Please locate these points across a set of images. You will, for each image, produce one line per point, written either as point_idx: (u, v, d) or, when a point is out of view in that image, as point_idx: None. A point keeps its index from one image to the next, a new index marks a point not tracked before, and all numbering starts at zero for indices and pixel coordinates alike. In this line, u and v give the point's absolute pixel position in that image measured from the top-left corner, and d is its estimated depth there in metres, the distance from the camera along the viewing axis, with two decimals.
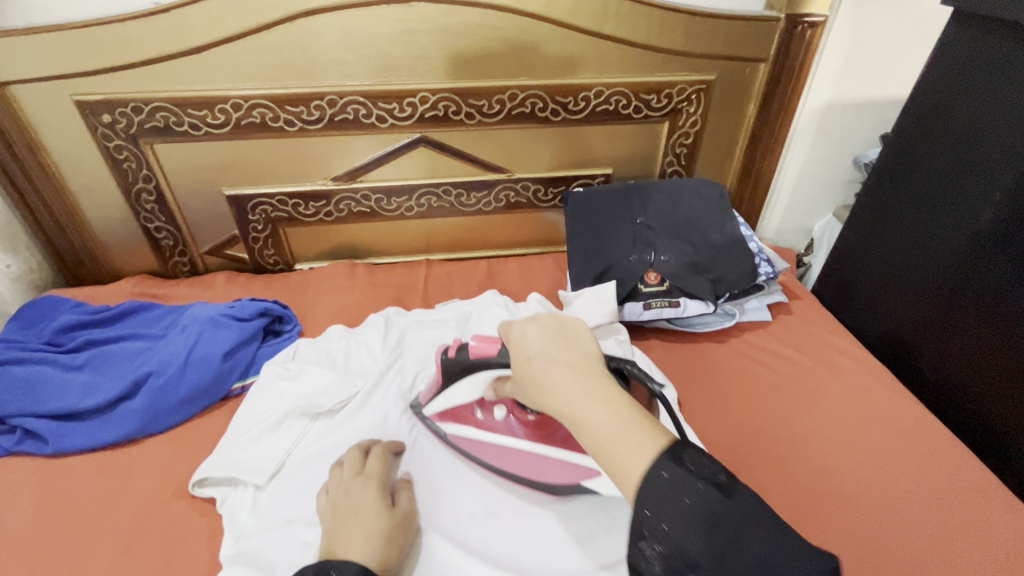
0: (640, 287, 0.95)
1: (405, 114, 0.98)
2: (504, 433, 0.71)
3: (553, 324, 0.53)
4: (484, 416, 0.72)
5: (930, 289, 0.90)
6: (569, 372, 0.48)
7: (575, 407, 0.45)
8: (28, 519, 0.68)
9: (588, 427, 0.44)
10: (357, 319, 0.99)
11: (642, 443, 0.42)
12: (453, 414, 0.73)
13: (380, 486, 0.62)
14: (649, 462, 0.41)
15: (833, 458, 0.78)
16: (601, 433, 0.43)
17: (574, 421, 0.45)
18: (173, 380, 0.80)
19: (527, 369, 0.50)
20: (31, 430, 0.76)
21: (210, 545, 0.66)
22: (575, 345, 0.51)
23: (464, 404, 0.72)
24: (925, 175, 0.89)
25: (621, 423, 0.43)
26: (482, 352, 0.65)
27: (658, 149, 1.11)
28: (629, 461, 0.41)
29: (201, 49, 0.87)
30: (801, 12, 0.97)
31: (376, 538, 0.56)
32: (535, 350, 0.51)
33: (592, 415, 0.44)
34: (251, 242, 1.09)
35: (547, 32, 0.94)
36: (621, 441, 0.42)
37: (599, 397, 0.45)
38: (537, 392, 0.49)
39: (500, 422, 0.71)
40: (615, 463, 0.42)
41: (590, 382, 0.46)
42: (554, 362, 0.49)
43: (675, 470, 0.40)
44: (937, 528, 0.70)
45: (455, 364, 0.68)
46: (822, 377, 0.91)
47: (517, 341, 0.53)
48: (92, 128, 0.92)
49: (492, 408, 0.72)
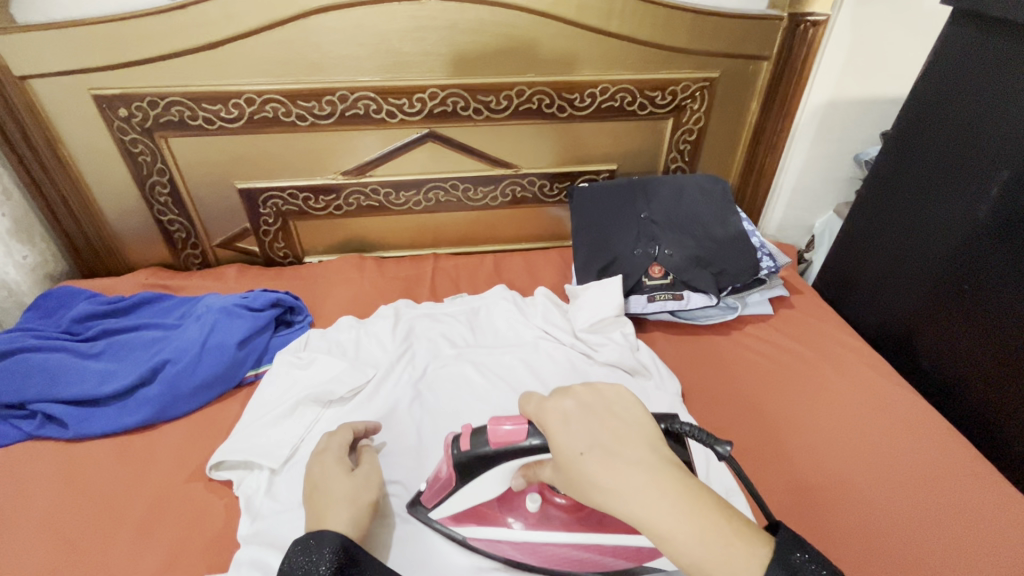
0: (644, 281, 0.97)
1: (414, 109, 1.00)
2: (544, 529, 0.62)
3: (597, 407, 0.51)
4: (517, 518, 0.64)
5: (929, 281, 0.92)
6: (638, 472, 0.44)
7: (656, 515, 0.42)
8: (52, 500, 0.70)
9: (674, 538, 0.42)
10: (367, 310, 1.01)
11: (744, 550, 0.41)
12: (474, 513, 0.64)
13: (339, 457, 0.64)
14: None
15: (832, 447, 0.81)
16: (693, 544, 0.41)
17: (656, 529, 0.42)
18: (190, 368, 0.82)
19: (584, 468, 0.46)
20: (52, 415, 0.78)
21: (229, 526, 0.68)
22: (630, 431, 0.48)
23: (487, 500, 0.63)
24: (924, 170, 0.91)
25: (715, 528, 0.42)
26: (504, 440, 0.56)
27: (663, 145, 1.13)
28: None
29: (216, 45, 0.89)
30: (804, 10, 0.98)
31: (345, 503, 0.58)
32: (589, 444, 0.47)
33: (673, 520, 0.42)
34: (262, 234, 1.11)
35: (554, 29, 0.96)
36: (717, 552, 0.41)
37: (678, 502, 0.42)
38: (604, 499, 0.44)
39: (534, 514, 0.63)
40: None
41: (664, 483, 0.43)
42: (618, 459, 0.45)
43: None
44: (932, 514, 0.72)
45: (472, 459, 0.57)
46: (822, 368, 0.93)
47: (563, 435, 0.50)
48: (108, 121, 0.94)
49: (523, 503, 0.64)
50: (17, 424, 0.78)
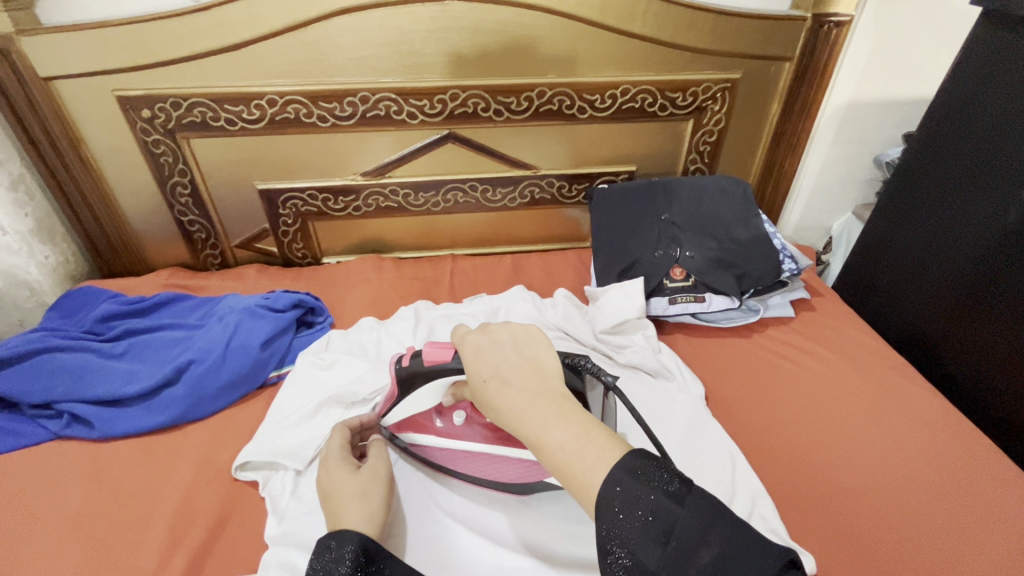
0: (665, 282, 0.97)
1: (435, 110, 1.00)
2: (465, 439, 0.66)
3: (507, 339, 0.53)
4: (444, 423, 0.68)
5: (951, 284, 0.92)
6: (524, 396, 0.47)
7: (532, 428, 0.45)
8: (80, 500, 0.71)
9: (546, 447, 0.44)
10: (387, 310, 1.01)
11: (601, 453, 0.43)
12: (411, 423, 0.70)
13: (342, 455, 0.63)
14: (603, 476, 0.42)
15: (857, 450, 0.80)
16: (562, 450, 0.43)
17: (532, 439, 0.45)
18: (213, 368, 0.82)
19: (483, 392, 0.49)
20: (78, 415, 0.78)
21: (256, 526, 0.68)
22: (530, 362, 0.51)
23: (422, 411, 0.69)
24: (948, 174, 0.91)
25: (582, 439, 0.44)
26: (435, 360, 0.61)
27: (682, 146, 1.13)
28: (588, 477, 0.42)
29: (240, 46, 0.89)
30: (828, 11, 0.97)
31: (354, 501, 0.58)
32: (491, 371, 0.50)
33: (549, 435, 0.44)
34: (281, 235, 1.12)
35: (576, 30, 0.95)
36: (579, 457, 0.43)
37: (556, 418, 0.45)
38: (497, 419, 0.48)
39: (460, 427, 0.68)
40: (575, 480, 0.43)
41: (545, 404, 0.46)
42: (510, 385, 0.48)
43: (627, 482, 0.41)
44: (963, 517, 0.71)
45: (410, 374, 0.63)
46: (848, 371, 0.92)
47: (471, 362, 0.53)
48: (131, 122, 0.95)
49: (451, 414, 0.69)
50: (43, 424, 0.78)
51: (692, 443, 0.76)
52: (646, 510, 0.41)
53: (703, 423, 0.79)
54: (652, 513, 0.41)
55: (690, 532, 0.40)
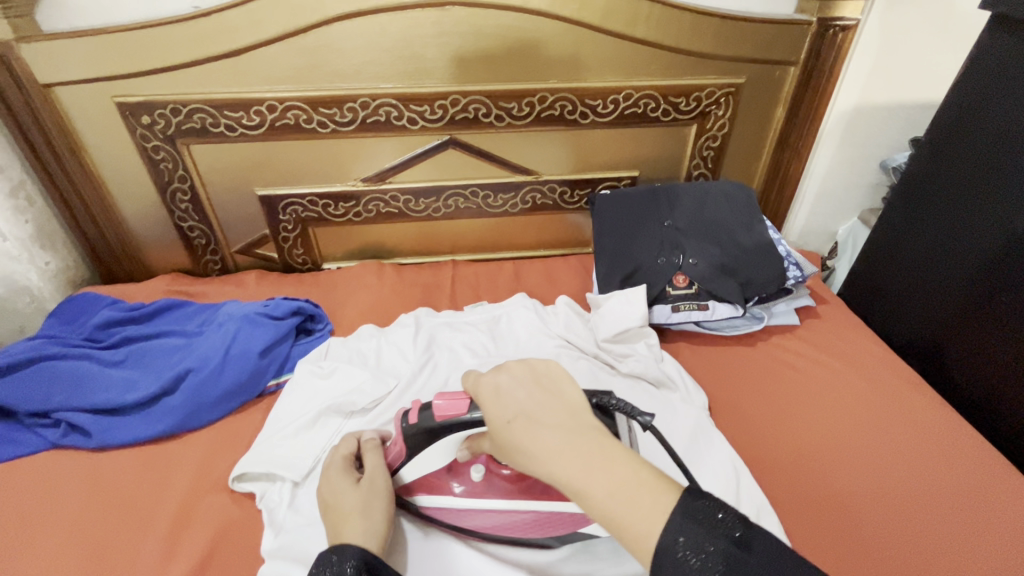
0: (668, 290, 0.96)
1: (436, 116, 0.99)
2: (487, 497, 0.64)
3: (526, 374, 0.50)
4: (462, 485, 0.66)
5: (964, 291, 0.90)
6: (559, 435, 0.44)
7: (574, 474, 0.42)
8: (77, 510, 0.70)
9: (591, 495, 0.41)
10: (387, 318, 1.00)
11: (653, 499, 0.41)
12: (424, 485, 0.66)
13: (342, 468, 0.63)
14: (662, 525, 0.39)
15: (864, 462, 0.78)
16: (612, 499, 0.41)
17: (575, 486, 0.42)
18: (212, 377, 0.81)
19: (509, 435, 0.46)
20: (75, 424, 0.78)
21: (255, 536, 0.67)
22: (556, 397, 0.48)
23: (436, 471, 0.66)
24: (959, 178, 0.89)
25: (632, 483, 0.41)
26: (446, 415, 0.59)
27: (685, 152, 1.12)
28: (641, 527, 0.39)
29: (240, 52, 0.89)
30: (833, 15, 0.96)
31: (355, 513, 0.57)
32: (516, 412, 0.47)
33: (595, 483, 0.41)
34: (281, 241, 1.11)
35: (578, 35, 0.95)
36: (632, 506, 0.40)
37: (599, 461, 0.42)
38: (530, 466, 0.44)
39: (478, 483, 0.65)
40: (629, 532, 0.40)
41: (585, 445, 0.43)
42: (541, 425, 0.45)
43: (690, 530, 0.39)
44: (973, 529, 0.70)
45: (417, 430, 0.61)
46: (855, 381, 0.91)
47: (492, 401, 0.48)
48: (131, 128, 0.94)
49: (467, 472, 0.66)
50: (41, 433, 0.78)
51: (695, 455, 0.75)
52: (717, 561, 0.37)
53: (706, 433, 0.78)
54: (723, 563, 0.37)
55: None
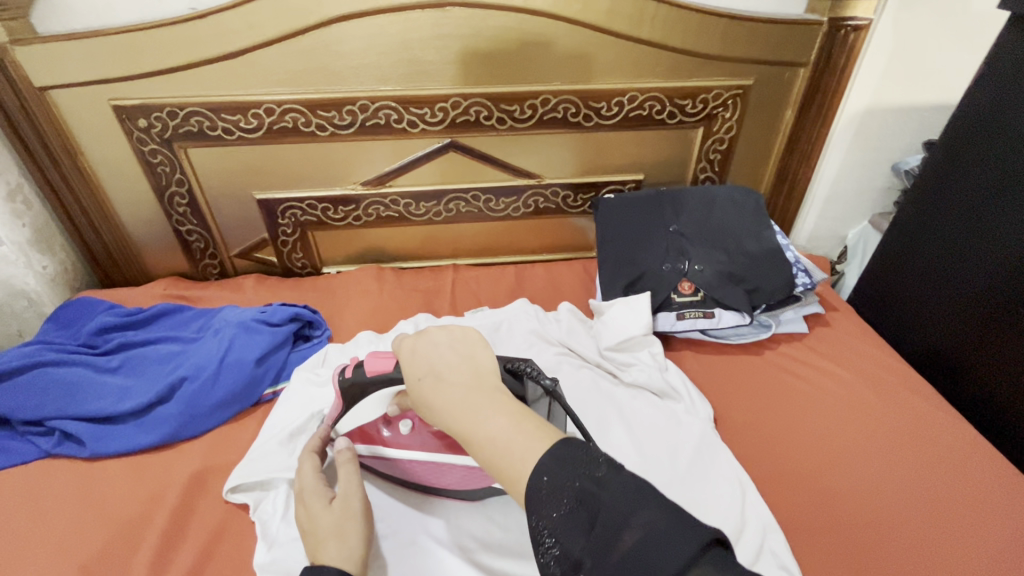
0: (673, 297, 0.94)
1: (436, 119, 0.97)
2: (414, 448, 0.66)
3: (445, 336, 0.49)
4: (391, 433, 0.67)
5: (977, 299, 0.87)
6: (458, 391, 0.44)
7: (467, 426, 0.42)
8: (68, 522, 0.69)
9: (478, 443, 0.41)
10: (386, 324, 0.99)
11: (533, 448, 0.40)
12: (359, 435, 0.68)
13: (317, 486, 0.60)
14: (531, 466, 0.39)
15: (873, 478, 0.76)
16: (493, 446, 0.40)
17: (466, 435, 0.42)
18: (208, 384, 0.80)
19: (416, 391, 0.46)
20: (70, 432, 0.77)
21: (246, 551, 0.66)
22: (467, 357, 0.47)
23: (369, 421, 0.67)
24: (974, 184, 0.86)
25: (518, 434, 0.41)
26: (378, 371, 0.61)
27: (691, 154, 1.09)
28: (517, 472, 0.39)
29: (238, 54, 0.87)
30: (845, 15, 0.93)
31: (332, 537, 0.55)
32: (426, 369, 0.46)
33: (482, 432, 0.41)
34: (281, 245, 1.10)
35: (582, 36, 0.93)
36: (513, 454, 0.40)
37: (490, 413, 0.42)
38: (434, 420, 0.45)
39: (407, 437, 0.66)
40: (506, 475, 0.40)
41: (480, 398, 0.43)
42: (445, 382, 0.45)
43: (554, 469, 0.38)
44: (983, 551, 0.67)
45: (352, 385, 0.62)
46: (863, 392, 0.88)
47: (406, 361, 0.48)
48: (127, 131, 0.93)
49: (398, 423, 0.67)
50: (35, 441, 0.77)
51: (700, 469, 0.73)
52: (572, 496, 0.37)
53: (710, 447, 0.76)
54: (575, 499, 0.37)
55: (614, 515, 0.36)
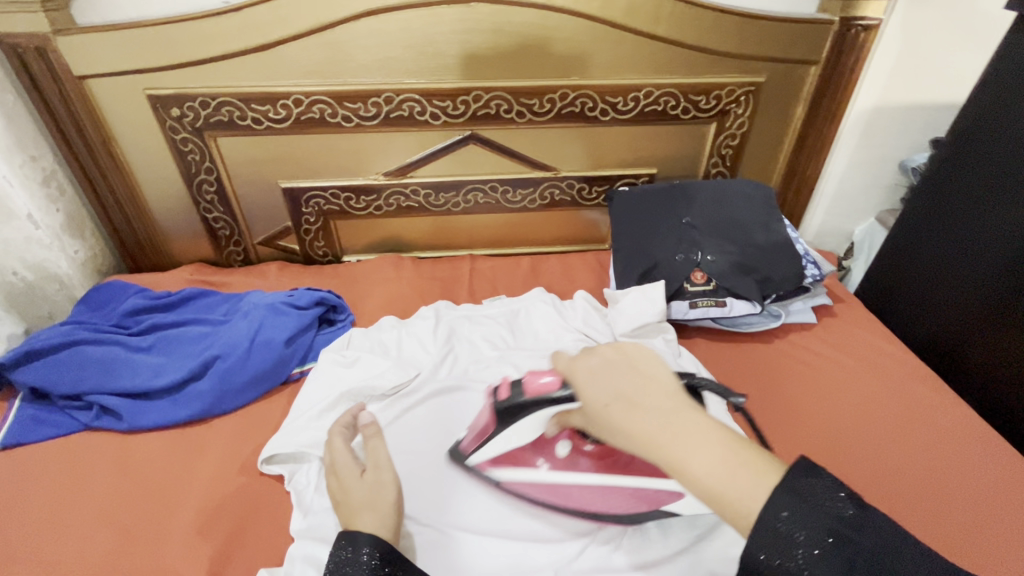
0: (686, 286, 0.96)
1: (458, 111, 1.00)
2: (573, 471, 0.68)
3: (619, 356, 0.48)
4: (546, 460, 0.69)
5: (981, 292, 0.90)
6: (657, 416, 0.42)
7: (673, 456, 0.40)
8: (108, 491, 0.72)
9: (692, 474, 0.40)
10: (406, 311, 1.02)
11: (756, 476, 0.39)
12: (507, 459, 0.69)
13: (348, 460, 0.62)
14: (764, 503, 0.38)
15: (881, 461, 0.79)
16: (709, 477, 0.39)
17: (675, 467, 0.40)
18: (239, 363, 0.83)
19: (606, 418, 0.45)
20: (107, 407, 0.80)
21: (281, 519, 0.69)
22: (648, 376, 0.46)
23: (520, 446, 0.69)
24: (977, 179, 0.89)
25: (730, 460, 0.40)
26: (540, 390, 0.61)
27: (704, 150, 1.12)
28: (746, 507, 0.38)
29: (268, 47, 0.91)
30: (855, 15, 0.96)
31: (363, 506, 0.58)
32: (612, 395, 0.45)
33: (695, 461, 0.40)
34: (303, 233, 1.13)
35: (601, 33, 0.96)
36: (734, 485, 0.39)
37: (699, 441, 0.40)
38: (629, 448, 0.43)
39: (563, 459, 0.69)
40: (732, 511, 0.38)
41: (684, 424, 0.42)
42: (638, 407, 0.43)
43: (794, 505, 0.37)
44: (983, 531, 0.70)
45: (507, 404, 0.63)
46: (869, 381, 0.91)
47: (588, 386, 0.47)
48: (160, 120, 0.97)
49: (553, 448, 0.69)
50: (74, 415, 0.80)
51: None
52: (825, 541, 0.36)
53: None
54: (834, 547, 0.36)
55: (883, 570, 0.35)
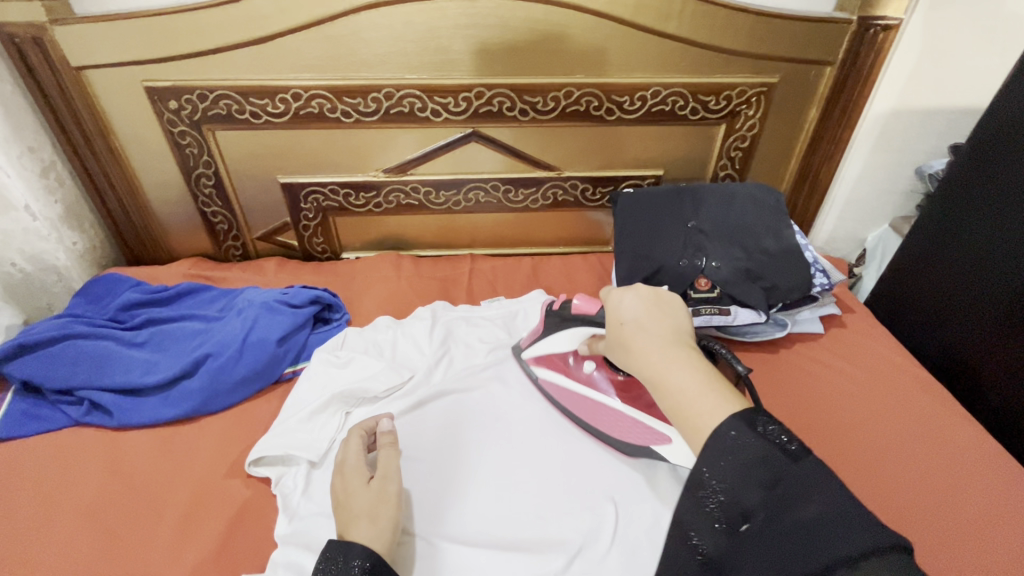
0: (689, 293, 0.94)
1: (459, 108, 0.98)
2: (591, 386, 0.76)
3: (648, 294, 0.58)
4: (575, 366, 0.78)
5: (994, 305, 0.87)
6: (656, 341, 0.53)
7: (659, 369, 0.51)
8: (95, 490, 0.71)
9: (667, 387, 0.50)
10: (403, 310, 1.00)
11: (719, 405, 0.47)
12: (547, 361, 0.80)
13: (359, 464, 0.62)
14: (719, 421, 0.46)
15: (885, 477, 0.76)
16: (681, 395, 0.49)
17: (655, 380, 0.51)
18: (231, 362, 0.82)
19: (618, 332, 0.55)
20: (98, 403, 0.80)
21: (267, 523, 0.68)
22: (666, 313, 0.56)
23: (559, 352, 0.78)
24: (998, 188, 0.85)
25: (703, 389, 0.49)
26: (582, 309, 0.76)
27: (712, 151, 1.09)
28: (702, 421, 0.47)
29: (266, 40, 0.89)
30: (874, 14, 0.93)
31: (360, 513, 0.57)
32: (631, 316, 0.55)
33: (673, 379, 0.50)
34: (302, 229, 1.12)
35: (608, 29, 0.93)
36: (698, 404, 0.48)
37: (683, 366, 0.50)
38: (628, 358, 0.54)
39: (585, 374, 0.77)
40: (690, 423, 0.48)
41: (675, 352, 0.51)
42: (646, 331, 0.54)
43: (740, 428, 0.45)
44: (994, 558, 0.67)
45: (560, 314, 0.81)
46: (876, 395, 0.88)
47: (613, 308, 0.58)
48: (158, 113, 0.95)
49: (583, 362, 0.77)
50: (65, 410, 0.80)
51: None
52: (756, 456, 0.44)
53: None
54: (762, 459, 0.44)
55: (799, 484, 0.44)
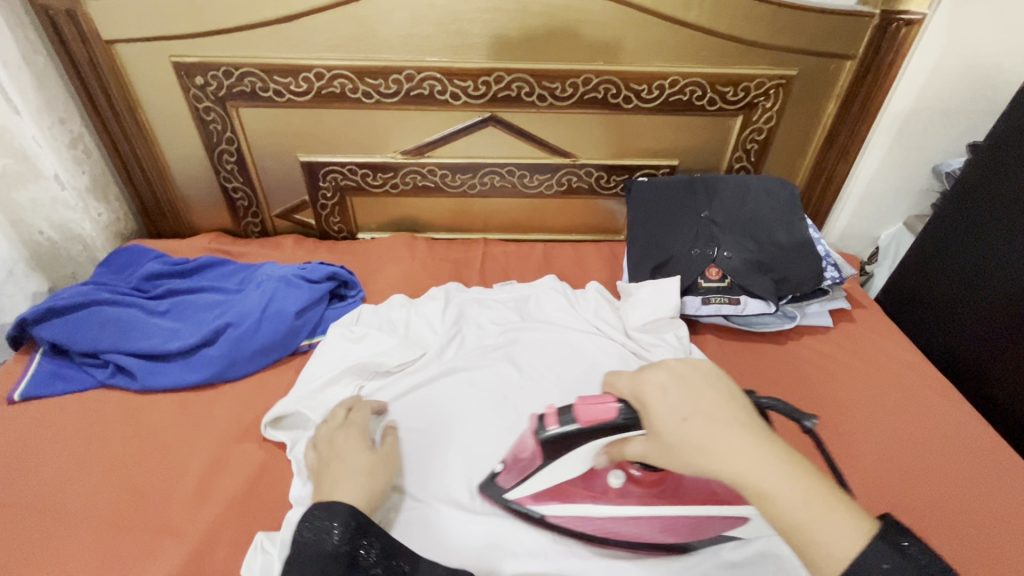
0: (699, 282, 0.95)
1: (479, 92, 0.99)
2: (627, 505, 0.63)
3: (691, 373, 0.50)
4: (601, 492, 0.64)
5: (1007, 306, 0.87)
6: (742, 440, 0.45)
7: (761, 481, 0.43)
8: (120, 447, 0.75)
9: (777, 504, 0.43)
10: (417, 290, 1.02)
11: (850, 526, 0.41)
12: (556, 492, 0.64)
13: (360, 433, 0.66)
14: (861, 550, 0.40)
15: (886, 468, 0.78)
16: (799, 516, 0.42)
17: (759, 494, 0.43)
18: (249, 332, 0.85)
19: (683, 433, 0.47)
20: (122, 366, 0.83)
21: (282, 486, 0.71)
22: (723, 393, 0.49)
23: (567, 478, 0.63)
24: (1014, 190, 0.85)
25: (819, 501, 0.42)
26: (591, 420, 0.56)
27: (728, 143, 1.10)
28: (838, 550, 0.40)
29: (292, 18, 0.90)
30: (898, 8, 0.92)
31: (359, 475, 0.60)
32: (691, 410, 0.47)
33: (784, 493, 0.43)
34: (320, 208, 1.14)
35: (629, 17, 0.93)
36: (824, 525, 0.41)
37: (786, 473, 0.43)
38: (707, 465, 0.45)
39: (615, 491, 0.63)
40: (817, 551, 0.41)
41: (768, 452, 0.45)
42: (720, 426, 0.46)
43: (895, 560, 0.39)
44: (987, 549, 0.69)
45: (562, 437, 0.57)
46: (881, 388, 0.89)
47: (662, 401, 0.49)
48: (185, 88, 0.98)
49: (604, 477, 0.64)
50: (90, 371, 0.83)
51: None
52: None
53: None
54: None
55: None
